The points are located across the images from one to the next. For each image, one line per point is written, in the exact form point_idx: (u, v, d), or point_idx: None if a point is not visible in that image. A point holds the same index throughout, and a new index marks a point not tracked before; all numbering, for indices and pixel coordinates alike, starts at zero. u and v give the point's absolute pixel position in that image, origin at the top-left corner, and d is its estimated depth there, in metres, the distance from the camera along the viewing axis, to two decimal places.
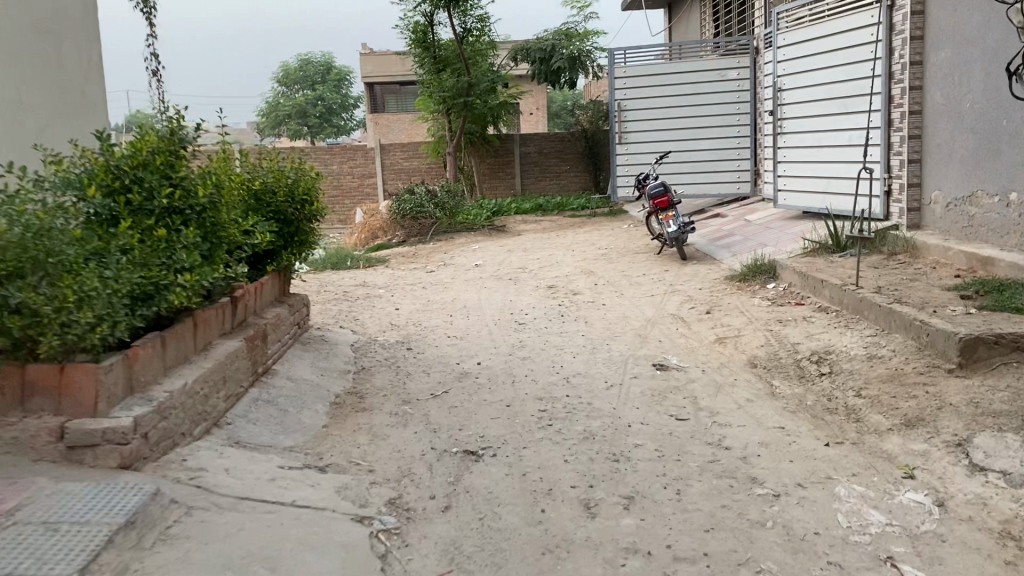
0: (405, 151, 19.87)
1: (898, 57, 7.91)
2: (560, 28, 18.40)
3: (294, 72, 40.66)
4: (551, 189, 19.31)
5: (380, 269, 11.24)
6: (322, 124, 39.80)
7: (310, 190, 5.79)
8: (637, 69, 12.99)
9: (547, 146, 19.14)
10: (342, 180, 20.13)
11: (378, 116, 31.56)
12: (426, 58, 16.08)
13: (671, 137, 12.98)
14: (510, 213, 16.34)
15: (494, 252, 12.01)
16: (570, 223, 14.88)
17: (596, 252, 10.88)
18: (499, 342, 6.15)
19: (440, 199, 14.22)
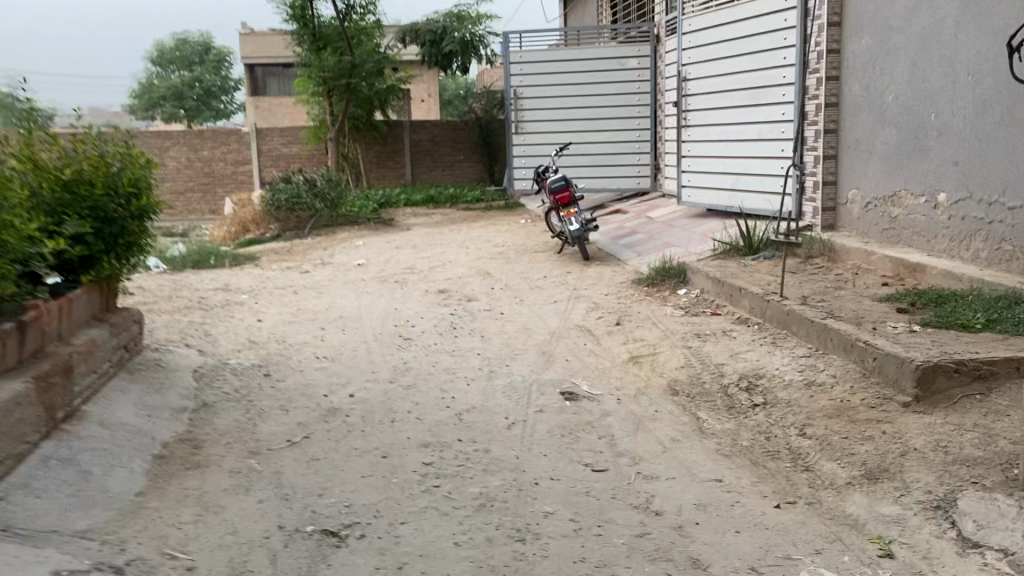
0: (285, 137, 18.50)
1: (814, 45, 7.35)
2: (452, 10, 17.28)
3: (169, 51, 38.11)
4: (443, 180, 18.36)
5: (251, 268, 10.06)
6: (200, 107, 37.46)
7: (138, 183, 4.67)
8: (532, 53, 12.20)
9: (439, 135, 18.17)
10: (216, 167, 18.58)
11: (260, 100, 29.78)
12: (304, 34, 14.78)
13: (569, 127, 12.25)
14: (398, 205, 15.30)
15: (380, 249, 11.00)
16: (462, 217, 13.98)
17: (491, 250, 10.03)
18: (378, 364, 5.20)
19: (320, 189, 13.05)
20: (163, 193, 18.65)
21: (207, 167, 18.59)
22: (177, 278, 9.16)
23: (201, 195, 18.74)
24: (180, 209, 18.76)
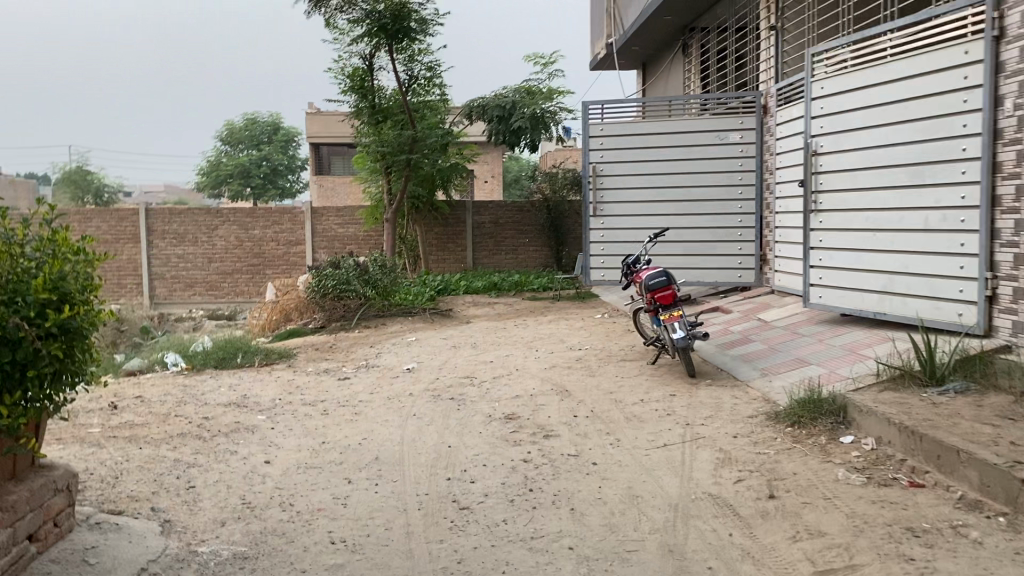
0: (340, 217, 17.24)
1: (1012, 109, 5.56)
2: (521, 85, 16.11)
3: (239, 131, 38.01)
4: (506, 265, 16.80)
5: (283, 370, 8.47)
6: (265, 186, 37.03)
7: (62, 282, 3.07)
8: (616, 126, 10.59)
9: (504, 216, 16.70)
10: (266, 247, 17.33)
11: (322, 178, 29.03)
12: (362, 106, 13.54)
13: (657, 210, 10.53)
14: (458, 291, 13.69)
15: (436, 348, 9.33)
16: (530, 308, 12.27)
17: (567, 355, 8.26)
18: (420, 564, 3.41)
19: (371, 275, 11.52)
20: (209, 274, 17.44)
21: (255, 247, 17.35)
22: (192, 383, 7.59)
23: (248, 276, 17.45)
24: (226, 291, 17.49)
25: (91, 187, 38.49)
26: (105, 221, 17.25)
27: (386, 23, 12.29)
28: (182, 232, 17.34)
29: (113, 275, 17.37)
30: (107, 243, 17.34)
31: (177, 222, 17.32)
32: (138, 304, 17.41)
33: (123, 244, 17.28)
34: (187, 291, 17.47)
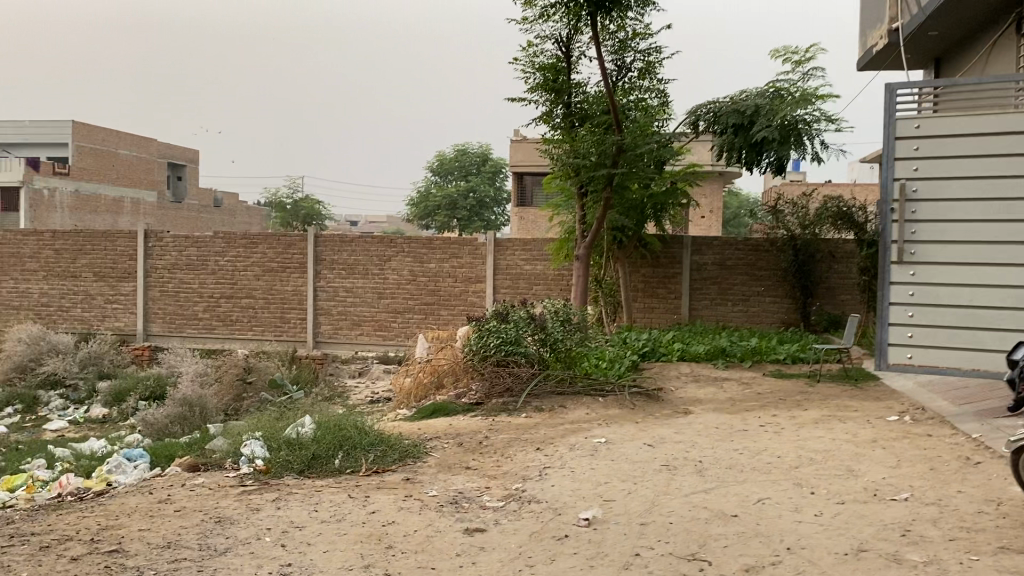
0: (527, 250, 13.90)
1: None
2: (768, 87, 12.36)
3: (450, 162, 36.35)
4: (732, 320, 13.03)
5: (391, 492, 5.30)
6: (472, 218, 35.06)
7: None
8: (939, 122, 6.90)
9: (731, 257, 12.97)
10: (442, 283, 14.22)
11: (525, 211, 26.31)
12: (556, 109, 10.25)
13: (1011, 255, 6.71)
14: (670, 356, 10.09)
15: (637, 465, 5.83)
16: (774, 394, 8.49)
17: (877, 524, 4.48)
18: None
19: (548, 333, 8.30)
20: (379, 311, 14.46)
21: (430, 282, 14.27)
22: (233, 519, 4.59)
23: (421, 317, 14.34)
24: (395, 332, 14.43)
25: (301, 214, 38.38)
26: (273, 247, 14.76)
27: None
28: (353, 262, 14.53)
29: (277, 308, 14.79)
30: (273, 272, 14.81)
31: (347, 252, 14.53)
32: (301, 344, 14.67)
33: (289, 273, 14.68)
34: (353, 329, 14.57)
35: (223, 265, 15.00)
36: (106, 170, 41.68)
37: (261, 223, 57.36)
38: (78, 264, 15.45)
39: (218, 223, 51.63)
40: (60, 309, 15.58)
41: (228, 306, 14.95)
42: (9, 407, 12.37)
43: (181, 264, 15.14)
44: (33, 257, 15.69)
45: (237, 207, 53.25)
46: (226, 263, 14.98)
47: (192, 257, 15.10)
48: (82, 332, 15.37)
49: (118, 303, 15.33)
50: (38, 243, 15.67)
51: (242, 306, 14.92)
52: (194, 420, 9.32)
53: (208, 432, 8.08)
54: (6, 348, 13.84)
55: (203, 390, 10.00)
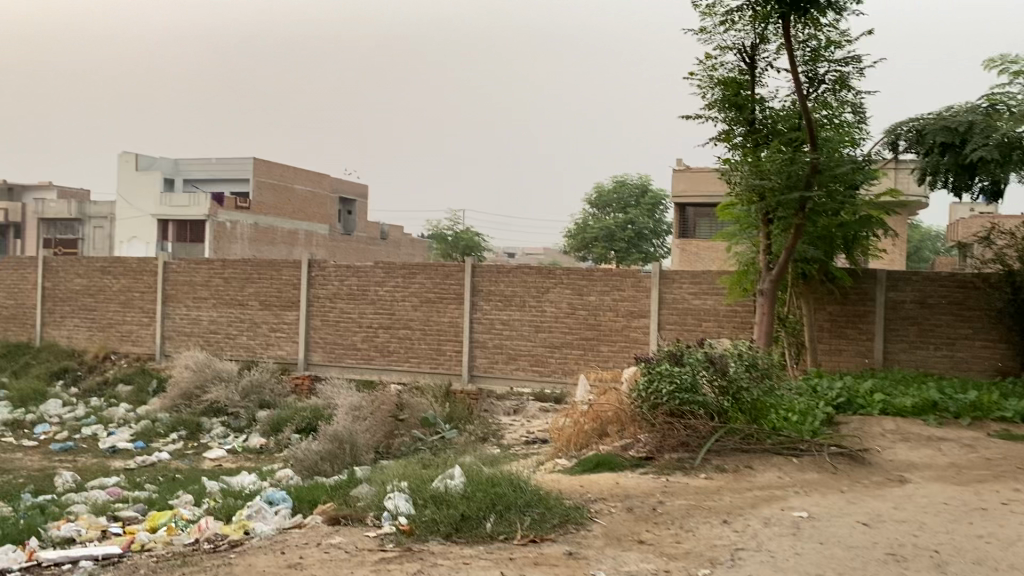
0: (696, 282, 12.48)
1: None
2: (983, 100, 10.72)
3: (608, 193, 35.49)
4: (938, 366, 11.36)
5: (551, 571, 4.43)
6: (630, 250, 34.14)
7: None
8: None
9: (934, 295, 11.35)
10: (602, 318, 13.03)
11: (687, 243, 25.03)
12: (736, 128, 9.18)
13: None
14: (870, 409, 8.68)
15: (854, 553, 4.69)
16: (1012, 462, 6.99)
17: None
18: None
19: (729, 380, 7.23)
20: (535, 346, 13.51)
21: (590, 316, 13.10)
22: None
23: (580, 354, 13.18)
24: (551, 368, 13.41)
25: (461, 245, 38.72)
26: (430, 277, 14.29)
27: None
28: (510, 294, 13.73)
29: (433, 339, 14.28)
30: (430, 302, 14.33)
31: (504, 282, 13.77)
32: (456, 378, 14.06)
33: (447, 304, 14.16)
34: (508, 364, 13.74)
35: (383, 294, 14.70)
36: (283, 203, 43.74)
37: (423, 254, 58.71)
38: (246, 292, 15.72)
39: (382, 254, 53.26)
40: (228, 336, 15.87)
41: (386, 337, 14.60)
42: (175, 433, 12.46)
43: (341, 294, 15.00)
44: (206, 285, 16.09)
45: (400, 239, 54.79)
46: (385, 293, 14.67)
47: (352, 287, 14.92)
48: (247, 360, 15.55)
49: (281, 331, 15.42)
50: (210, 271, 16.08)
51: (399, 337, 14.52)
52: (345, 458, 8.84)
53: (354, 474, 7.53)
54: (176, 374, 14.12)
55: (353, 425, 9.41)
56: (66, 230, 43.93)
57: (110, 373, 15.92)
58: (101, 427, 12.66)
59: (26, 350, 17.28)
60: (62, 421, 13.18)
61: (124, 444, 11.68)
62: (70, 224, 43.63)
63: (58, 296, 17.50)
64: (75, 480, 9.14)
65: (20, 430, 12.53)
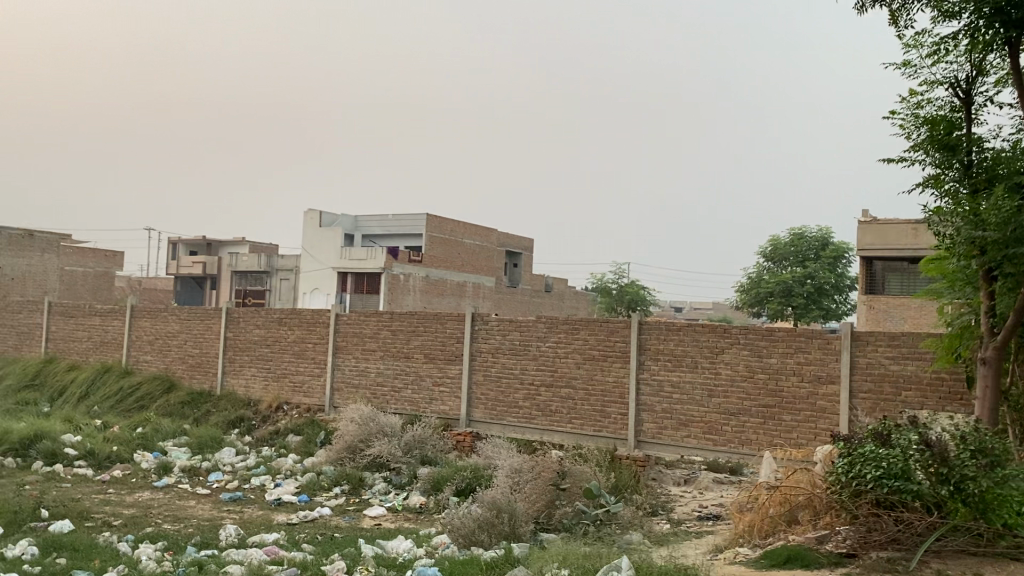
0: (894, 346, 11.10)
1: None
2: None
3: (784, 246, 33.58)
4: None
5: None
6: (808, 306, 32.04)
7: None
8: None
9: None
10: (783, 382, 11.87)
11: (873, 299, 23.06)
12: (948, 173, 8.10)
13: None
14: None
15: None
16: None
17: None
18: None
19: (950, 467, 6.12)
20: (708, 411, 12.48)
21: (771, 381, 11.97)
22: None
23: (759, 422, 12.02)
24: (727, 437, 12.28)
25: (626, 299, 37.89)
26: (595, 333, 13.64)
27: (1009, 6, 6.95)
28: (680, 353, 12.80)
29: (597, 400, 13.51)
30: (594, 360, 13.64)
31: (674, 341, 12.88)
32: (621, 442, 13.22)
33: (611, 363, 13.43)
34: (679, 430, 12.72)
35: (545, 350, 14.20)
36: (453, 258, 44.67)
37: (587, 307, 58.31)
38: (411, 344, 15.73)
39: (547, 307, 53.33)
40: (393, 389, 15.90)
41: (548, 395, 14.01)
42: (338, 487, 12.44)
43: (504, 349, 14.65)
44: (374, 337, 16.25)
45: (565, 292, 54.72)
46: (548, 348, 14.16)
47: (515, 342, 14.53)
48: (411, 414, 15.46)
49: (444, 386, 15.24)
50: (377, 324, 16.25)
51: (562, 396, 13.90)
52: (503, 529, 8.28)
53: (511, 551, 6.97)
54: (342, 426, 14.18)
55: (514, 493, 8.90)
56: (255, 282, 46.99)
57: (282, 423, 16.31)
58: (269, 478, 12.86)
59: (208, 399, 18.10)
60: (235, 469, 13.51)
61: (289, 497, 11.73)
62: (259, 276, 46.68)
63: (238, 346, 18.29)
64: (238, 534, 9.08)
65: (196, 478, 12.92)
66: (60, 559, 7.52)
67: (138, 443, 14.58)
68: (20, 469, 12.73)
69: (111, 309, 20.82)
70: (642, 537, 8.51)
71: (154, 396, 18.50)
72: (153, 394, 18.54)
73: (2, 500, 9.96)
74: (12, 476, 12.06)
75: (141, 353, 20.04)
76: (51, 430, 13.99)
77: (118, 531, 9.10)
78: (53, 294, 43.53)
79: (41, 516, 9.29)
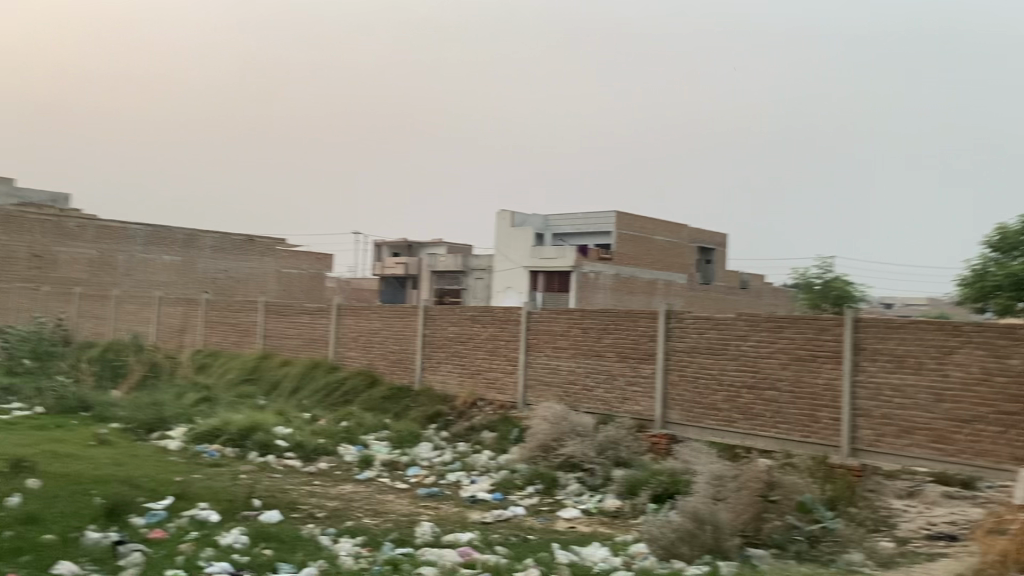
0: None
1: None
2: None
3: (1015, 235, 29.61)
4: None
5: None
6: None
7: None
8: None
9: None
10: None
11: None
12: None
13: None
14: None
15: None
16: None
17: None
18: None
19: None
20: (936, 419, 11.05)
21: (1013, 386, 10.36)
22: None
23: (999, 432, 10.43)
24: (959, 447, 10.78)
25: (833, 295, 35.47)
26: (802, 331, 12.56)
27: None
28: (902, 354, 11.47)
29: (805, 404, 12.41)
30: (802, 360, 12.56)
31: (894, 340, 11.55)
32: (832, 450, 12.07)
33: (821, 363, 12.31)
34: (901, 437, 11.39)
35: (746, 349, 13.29)
36: (644, 255, 43.87)
37: (787, 304, 55.66)
38: (603, 343, 15.33)
39: (744, 304, 51.38)
40: (585, 388, 15.56)
41: (750, 397, 13.07)
42: (531, 486, 12.25)
43: (701, 348, 13.88)
44: (565, 335, 16.01)
45: (763, 288, 52.50)
46: (749, 347, 13.24)
47: (713, 341, 13.73)
48: (604, 414, 15.05)
49: (638, 386, 14.70)
50: (568, 322, 15.99)
51: (765, 398, 12.92)
52: (704, 541, 7.68)
53: None
54: (535, 424, 14.00)
55: (717, 505, 8.27)
56: (451, 282, 48.56)
57: (476, 419, 16.43)
58: (464, 474, 12.92)
59: (406, 394, 18.65)
60: (432, 465, 13.72)
61: (483, 494, 11.69)
62: (455, 275, 48.20)
63: (434, 343, 18.70)
64: (433, 532, 9.05)
65: (395, 472, 13.23)
66: (267, 550, 7.78)
67: (342, 436, 15.19)
68: (239, 457, 13.58)
69: (319, 308, 22.02)
70: (865, 559, 7.60)
71: (357, 391, 19.30)
72: (357, 388, 19.35)
73: (221, 488, 10.59)
74: (231, 464, 12.88)
75: (345, 350, 21.02)
76: (265, 423, 14.87)
77: (322, 523, 9.35)
78: (270, 294, 47.45)
79: (254, 505, 9.74)
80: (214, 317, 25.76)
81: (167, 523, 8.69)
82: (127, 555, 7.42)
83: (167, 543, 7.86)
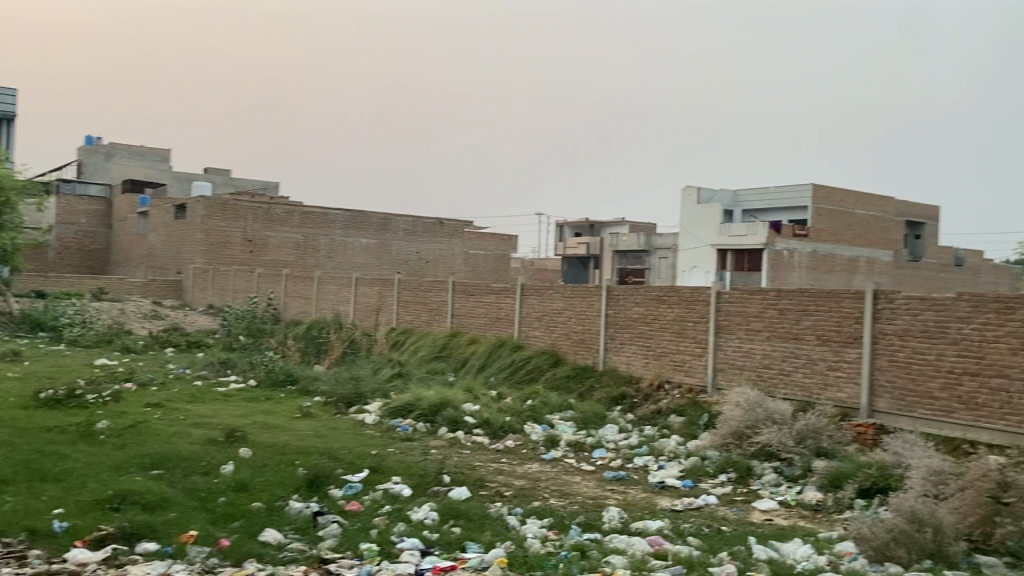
0: None
1: None
2: None
3: None
4: None
5: None
6: None
7: None
8: None
9: None
10: None
11: None
12: None
13: None
14: None
15: None
16: None
17: None
18: None
19: None
20: None
21: None
22: None
23: None
24: None
25: None
26: None
27: None
28: None
29: None
30: None
31: None
32: None
33: None
34: None
35: (968, 333, 11.98)
36: (843, 231, 41.18)
37: (1009, 283, 50.51)
38: (802, 325, 14.43)
39: (958, 284, 47.13)
40: (782, 372, 14.70)
41: (973, 385, 11.74)
42: (724, 475, 11.72)
43: (915, 331, 12.67)
44: (759, 316, 15.22)
45: (982, 266, 47.91)
46: (972, 331, 11.92)
47: (929, 324, 12.50)
48: (803, 400, 14.15)
49: (841, 371, 13.68)
50: (763, 302, 15.18)
51: (991, 387, 11.56)
52: (922, 544, 6.94)
53: None
54: (727, 410, 13.38)
55: (939, 508, 7.42)
56: (635, 261, 47.95)
57: (663, 402, 15.98)
58: (653, 459, 12.58)
59: (590, 374, 18.49)
60: (619, 447, 13.47)
61: (673, 481, 11.29)
62: (639, 255, 47.52)
63: (619, 324, 18.38)
64: (621, 518, 8.79)
65: (581, 453, 13.10)
66: (455, 528, 7.84)
67: (528, 415, 15.27)
68: (429, 433, 13.96)
69: (505, 288, 22.31)
70: None
71: (542, 370, 19.38)
72: (542, 367, 19.42)
73: (412, 462, 10.89)
74: (423, 440, 13.26)
75: (530, 329, 21.16)
76: (454, 400, 15.21)
77: (509, 502, 9.36)
78: (458, 275, 48.92)
79: (443, 481, 9.91)
80: (407, 296, 26.80)
81: (363, 496, 9.00)
82: (325, 526, 7.73)
83: (362, 516, 8.12)
